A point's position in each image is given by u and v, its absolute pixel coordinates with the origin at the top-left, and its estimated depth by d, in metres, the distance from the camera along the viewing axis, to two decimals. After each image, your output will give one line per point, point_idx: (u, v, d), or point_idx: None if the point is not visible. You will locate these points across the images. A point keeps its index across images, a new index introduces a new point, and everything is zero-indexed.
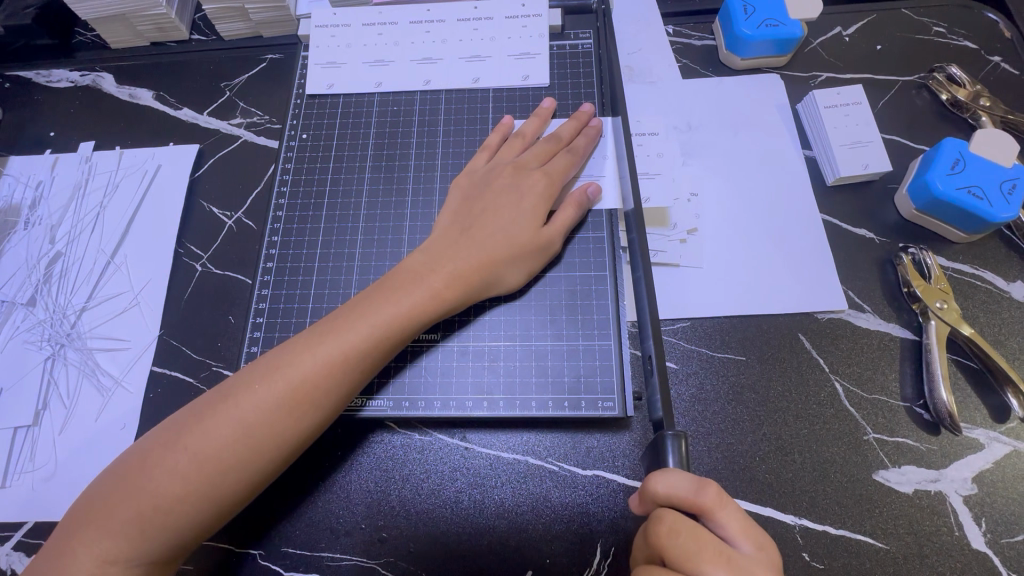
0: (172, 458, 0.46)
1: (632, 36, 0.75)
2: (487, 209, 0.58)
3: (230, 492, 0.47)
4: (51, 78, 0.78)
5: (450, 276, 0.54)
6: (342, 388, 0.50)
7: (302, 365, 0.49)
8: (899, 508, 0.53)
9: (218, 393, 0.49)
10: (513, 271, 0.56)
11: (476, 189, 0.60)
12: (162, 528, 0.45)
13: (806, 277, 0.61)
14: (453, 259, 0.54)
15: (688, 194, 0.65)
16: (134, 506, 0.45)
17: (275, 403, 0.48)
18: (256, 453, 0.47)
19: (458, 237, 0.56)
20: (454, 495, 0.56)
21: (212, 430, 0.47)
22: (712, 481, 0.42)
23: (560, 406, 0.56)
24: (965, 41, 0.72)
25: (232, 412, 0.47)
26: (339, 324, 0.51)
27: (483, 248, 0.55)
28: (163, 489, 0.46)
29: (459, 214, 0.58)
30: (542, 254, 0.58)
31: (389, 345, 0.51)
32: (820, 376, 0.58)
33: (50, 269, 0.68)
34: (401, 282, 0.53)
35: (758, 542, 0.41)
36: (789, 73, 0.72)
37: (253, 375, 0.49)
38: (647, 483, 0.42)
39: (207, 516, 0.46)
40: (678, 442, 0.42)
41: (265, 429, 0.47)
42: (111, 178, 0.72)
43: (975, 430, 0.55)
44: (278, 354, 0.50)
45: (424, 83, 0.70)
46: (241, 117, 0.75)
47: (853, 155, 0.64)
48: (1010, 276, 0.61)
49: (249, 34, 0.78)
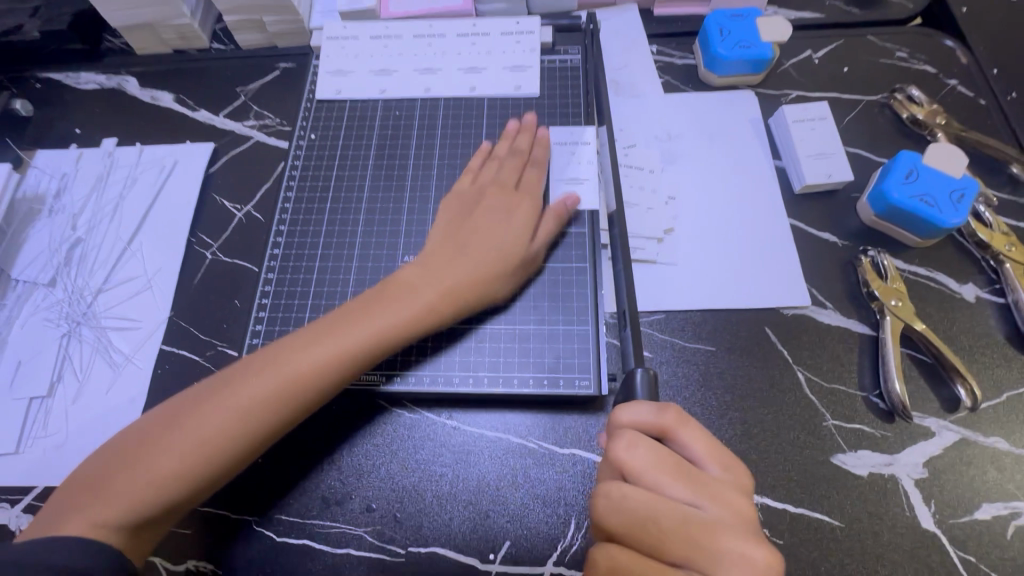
0: (170, 436, 0.50)
1: (620, 53, 0.81)
2: (476, 228, 0.62)
3: (217, 471, 0.51)
4: (78, 80, 0.84)
5: (441, 291, 0.58)
6: (330, 387, 0.54)
7: (302, 362, 0.53)
8: (855, 488, 0.57)
9: (220, 380, 0.53)
10: (502, 282, 0.61)
11: (463, 207, 0.64)
12: (152, 498, 0.49)
13: (775, 275, 0.66)
14: (446, 273, 0.59)
15: (666, 197, 0.70)
16: (130, 476, 0.49)
17: (274, 395, 0.52)
18: (247, 439, 0.51)
19: (451, 251, 0.60)
20: (439, 470, 0.60)
21: (209, 414, 0.51)
22: (673, 406, 0.46)
23: (540, 384, 0.60)
24: (925, 65, 0.78)
25: (233, 399, 0.51)
26: (335, 327, 0.55)
27: (466, 265, 0.59)
28: (157, 462, 0.49)
29: (452, 227, 0.63)
30: (522, 272, 0.62)
31: (380, 351, 0.56)
32: (785, 367, 0.62)
33: (70, 253, 0.72)
34: (401, 291, 0.58)
35: (723, 463, 0.44)
36: (763, 90, 0.78)
37: (251, 366, 0.53)
38: (614, 414, 0.46)
39: (195, 489, 0.51)
40: (646, 375, 0.48)
41: (256, 418, 0.51)
42: (131, 172, 0.77)
43: (927, 418, 0.59)
44: (279, 349, 0.54)
45: (424, 91, 0.76)
46: (255, 119, 0.80)
47: (818, 165, 0.70)
48: (962, 278, 0.65)
49: (265, 45, 0.85)
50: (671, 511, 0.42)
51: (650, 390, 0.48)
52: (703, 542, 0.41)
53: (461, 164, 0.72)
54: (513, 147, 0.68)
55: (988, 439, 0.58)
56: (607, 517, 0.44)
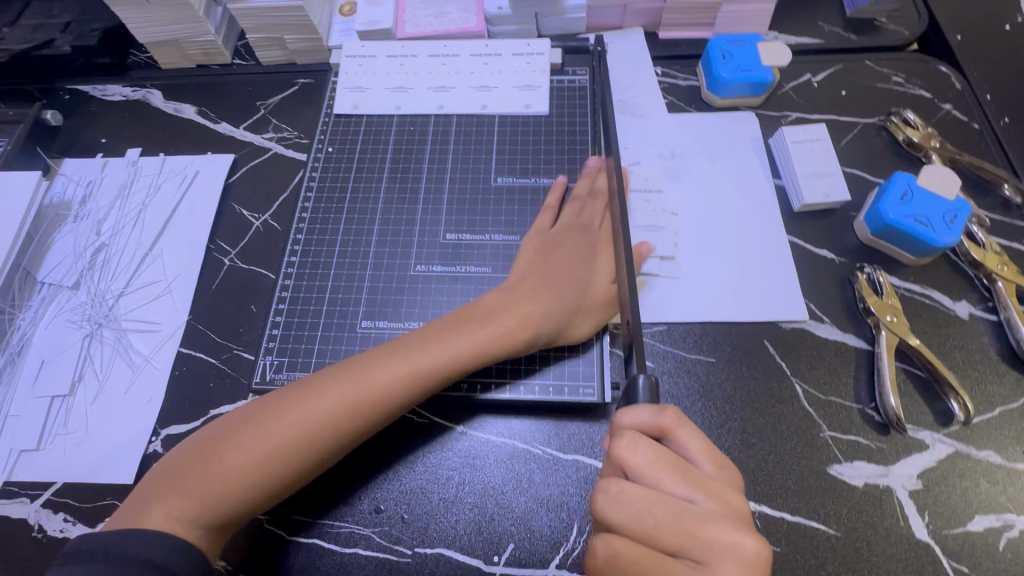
0: (248, 439, 0.52)
1: (626, 74, 0.84)
2: (558, 264, 0.65)
3: (285, 479, 0.52)
4: (106, 93, 0.88)
5: (517, 318, 0.60)
6: (398, 408, 0.56)
7: (377, 378, 0.55)
8: (851, 498, 0.58)
9: (298, 388, 0.56)
10: (583, 322, 0.62)
11: (546, 245, 0.67)
12: (227, 498, 0.51)
13: (774, 290, 0.68)
14: (527, 302, 0.62)
15: (669, 212, 0.73)
16: (208, 472, 0.51)
17: (349, 406, 0.54)
18: (318, 451, 0.53)
19: (535, 286, 0.63)
20: (446, 474, 0.61)
21: (288, 420, 0.53)
22: (673, 407, 0.46)
23: (546, 391, 0.63)
24: (920, 90, 0.81)
25: (310, 408, 0.54)
26: (410, 347, 0.58)
27: (540, 299, 0.62)
28: (232, 463, 0.51)
29: (536, 259, 0.66)
30: (603, 315, 0.63)
31: (450, 372, 0.58)
32: (783, 379, 0.64)
33: (94, 258, 0.75)
34: (478, 316, 0.61)
35: (718, 462, 0.46)
36: (763, 112, 0.81)
37: (330, 375, 0.56)
38: (615, 417, 0.47)
39: (264, 494, 0.52)
40: (648, 380, 0.47)
41: (329, 429, 0.53)
42: (154, 181, 0.80)
43: (921, 431, 0.61)
44: (357, 365, 0.57)
45: (438, 108, 0.79)
46: (274, 132, 0.84)
47: (816, 184, 0.72)
48: (956, 296, 0.67)
49: (285, 61, 0.88)
50: (670, 506, 0.44)
51: (651, 394, 0.47)
52: (702, 534, 0.43)
53: (472, 178, 0.74)
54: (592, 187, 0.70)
55: (980, 452, 0.60)
56: (606, 509, 0.46)
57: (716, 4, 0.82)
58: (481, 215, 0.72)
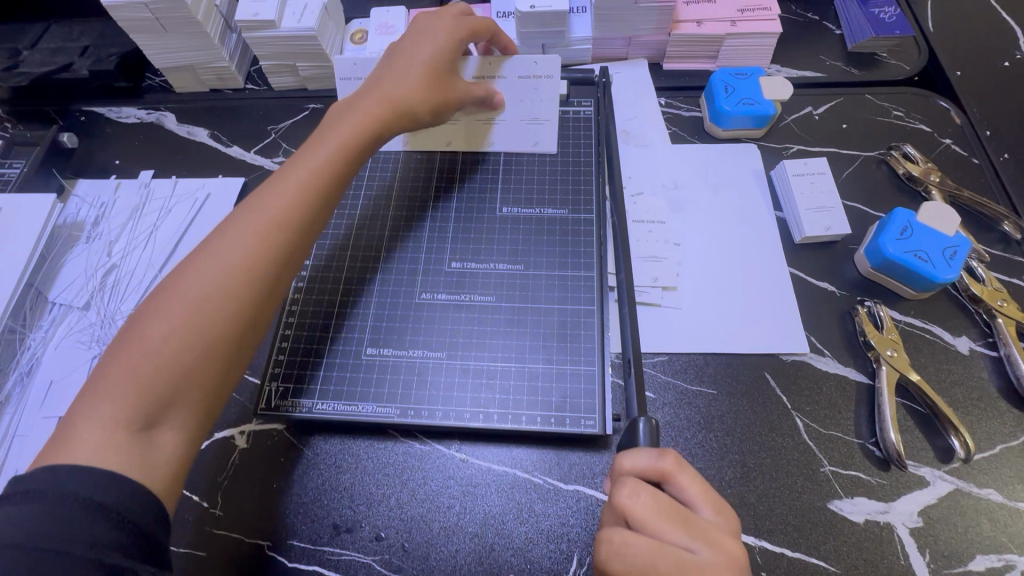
0: (161, 310, 0.52)
1: (629, 104, 0.86)
2: (404, 49, 0.70)
3: (219, 325, 0.52)
4: (120, 115, 0.90)
5: (379, 107, 0.66)
6: (314, 200, 0.60)
7: (284, 186, 0.59)
8: (851, 535, 0.58)
9: (177, 270, 0.54)
10: (431, 98, 0.68)
11: (380, 64, 0.70)
12: (160, 382, 0.49)
13: (775, 322, 0.69)
14: (385, 91, 0.67)
15: (671, 242, 0.74)
16: (128, 362, 0.50)
17: (263, 223, 0.57)
18: (242, 265, 0.54)
19: (379, 81, 0.68)
20: (447, 501, 0.61)
21: (193, 279, 0.53)
22: (672, 451, 0.48)
23: (547, 422, 0.62)
24: (921, 124, 0.82)
25: (204, 266, 0.54)
26: (286, 175, 0.60)
27: (389, 93, 0.67)
28: (154, 334, 0.50)
29: (376, 72, 0.69)
30: (451, 81, 0.70)
31: (349, 163, 0.63)
32: (783, 412, 0.64)
33: (105, 279, 0.76)
34: (337, 123, 0.65)
35: (718, 508, 0.47)
36: (765, 144, 0.82)
37: (223, 231, 0.56)
38: (616, 461, 0.49)
39: (198, 363, 0.51)
40: (649, 424, 0.51)
41: (241, 256, 0.55)
42: (165, 203, 0.81)
43: (922, 468, 0.61)
44: (241, 212, 0.58)
45: (446, 144, 0.79)
46: (283, 156, 0.85)
47: (817, 218, 0.73)
48: (956, 331, 0.68)
49: (296, 87, 0.91)
50: (672, 555, 0.44)
51: (652, 439, 0.50)
52: None
53: (477, 207, 0.76)
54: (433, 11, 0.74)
55: (981, 490, 0.60)
56: (610, 560, 0.46)
57: (720, 38, 0.83)
58: (485, 243, 0.73)
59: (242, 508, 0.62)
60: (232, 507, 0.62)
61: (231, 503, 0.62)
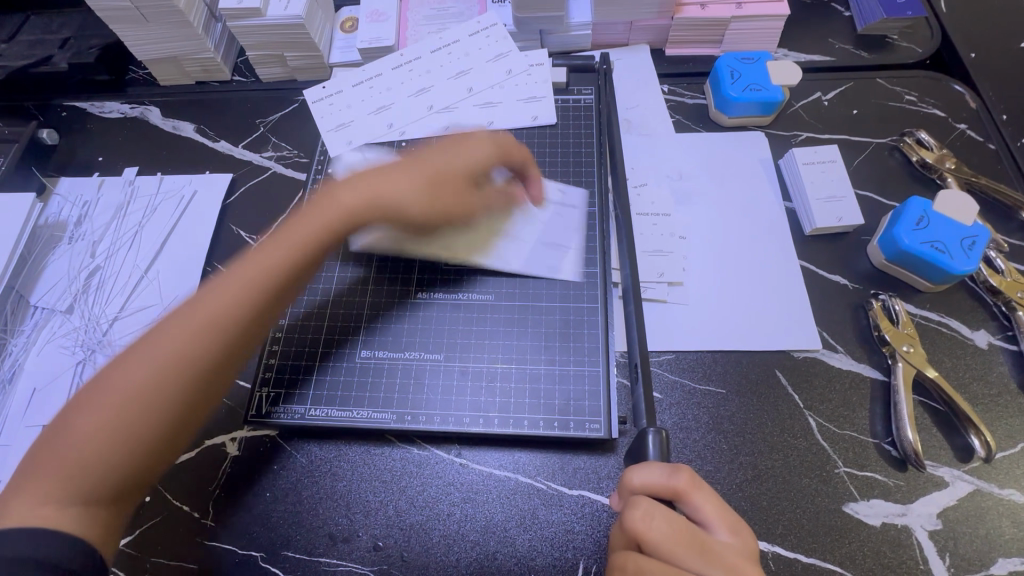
0: (101, 391, 0.50)
1: (631, 92, 0.82)
2: (426, 158, 0.65)
3: (150, 423, 0.50)
4: (103, 110, 0.87)
5: (344, 215, 0.60)
6: (270, 296, 0.56)
7: (249, 269, 0.56)
8: (867, 539, 0.56)
9: (128, 350, 0.53)
10: (415, 194, 0.62)
11: (388, 165, 0.66)
12: (87, 478, 0.48)
13: (786, 317, 0.66)
14: (373, 184, 0.62)
15: (676, 236, 0.71)
16: (59, 453, 0.48)
17: (220, 307, 0.54)
18: (180, 359, 0.52)
19: (388, 169, 0.64)
20: (447, 508, 0.59)
21: (129, 371, 0.51)
22: (686, 468, 0.46)
23: (550, 426, 0.60)
24: (934, 109, 0.79)
25: (152, 350, 0.52)
26: (248, 260, 0.57)
27: (378, 185, 0.62)
28: (85, 427, 0.49)
29: (389, 163, 0.67)
30: (457, 189, 0.64)
31: (303, 270, 0.59)
32: (795, 412, 0.62)
33: (88, 281, 0.73)
34: (315, 207, 0.61)
35: (734, 528, 0.45)
36: (773, 131, 0.79)
37: (168, 319, 0.54)
38: (626, 475, 0.47)
39: (127, 460, 0.50)
40: (659, 436, 0.48)
41: (179, 353, 0.52)
42: (151, 201, 0.78)
43: (940, 468, 0.59)
44: (198, 295, 0.55)
45: (443, 129, 0.77)
46: (272, 150, 0.82)
47: (829, 208, 0.70)
48: (974, 325, 0.65)
49: (284, 78, 0.87)
50: None
51: (661, 452, 0.48)
52: None
53: None
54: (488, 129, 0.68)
55: (1002, 491, 0.57)
56: None
57: (725, 21, 0.80)
58: None
59: (236, 518, 0.59)
60: (224, 517, 0.59)
61: (224, 513, 0.59)
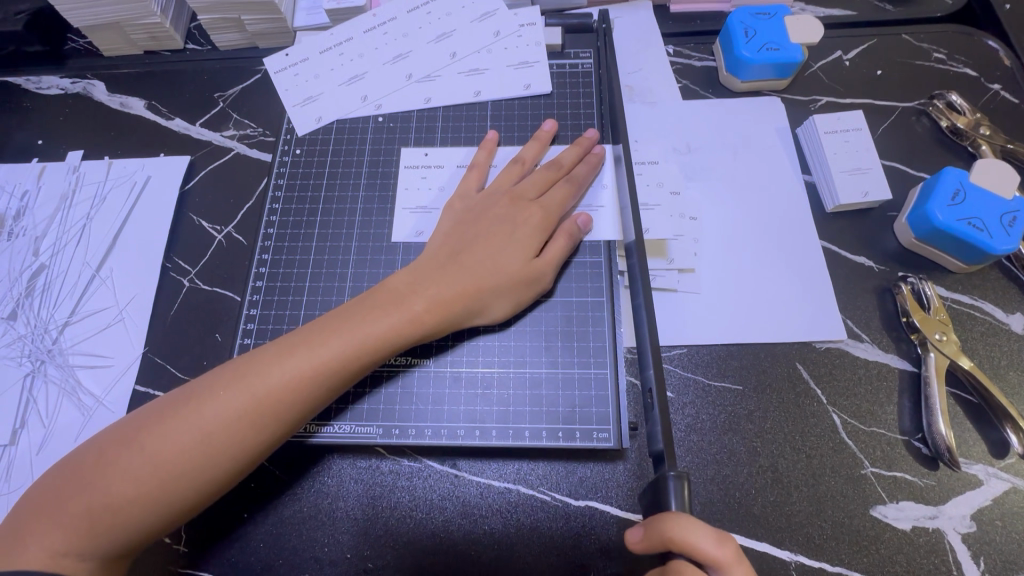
0: (140, 449, 0.46)
1: (633, 54, 0.74)
2: (483, 237, 0.57)
3: (181, 495, 0.46)
4: (41, 85, 0.77)
5: (428, 305, 0.53)
6: (326, 390, 0.50)
7: (314, 347, 0.50)
8: (897, 545, 0.52)
9: (178, 401, 0.48)
10: (498, 302, 0.55)
11: (455, 234, 0.58)
12: (107, 533, 0.45)
13: (808, 304, 0.61)
14: (438, 284, 0.54)
15: (687, 217, 0.64)
16: (87, 500, 0.45)
17: (276, 388, 0.48)
18: (225, 435, 0.47)
19: (444, 264, 0.55)
20: (442, 525, 0.54)
21: (173, 433, 0.47)
22: (729, 538, 0.43)
23: (554, 436, 0.54)
24: (965, 68, 0.72)
25: (197, 415, 0.47)
26: (313, 336, 0.51)
27: (448, 286, 0.54)
28: (117, 483, 0.45)
29: (450, 239, 0.57)
30: (525, 284, 0.56)
31: (368, 361, 0.51)
32: (818, 409, 0.57)
33: (32, 283, 0.66)
34: (381, 301, 0.53)
35: None
36: (789, 96, 0.71)
37: (223, 377, 0.49)
38: (667, 527, 0.41)
39: (151, 525, 0.46)
40: (679, 483, 0.42)
41: (224, 433, 0.47)
42: (99, 189, 0.70)
43: (974, 465, 0.54)
44: (257, 358, 0.50)
45: (424, 101, 0.69)
46: (235, 129, 0.73)
47: (853, 182, 0.64)
48: (1009, 308, 0.60)
49: (245, 45, 0.77)
50: None
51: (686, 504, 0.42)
52: None
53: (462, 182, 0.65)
54: (555, 159, 0.62)
55: None
56: None
57: None
58: None
59: (210, 542, 0.54)
60: (197, 542, 0.54)
61: (196, 537, 0.54)
